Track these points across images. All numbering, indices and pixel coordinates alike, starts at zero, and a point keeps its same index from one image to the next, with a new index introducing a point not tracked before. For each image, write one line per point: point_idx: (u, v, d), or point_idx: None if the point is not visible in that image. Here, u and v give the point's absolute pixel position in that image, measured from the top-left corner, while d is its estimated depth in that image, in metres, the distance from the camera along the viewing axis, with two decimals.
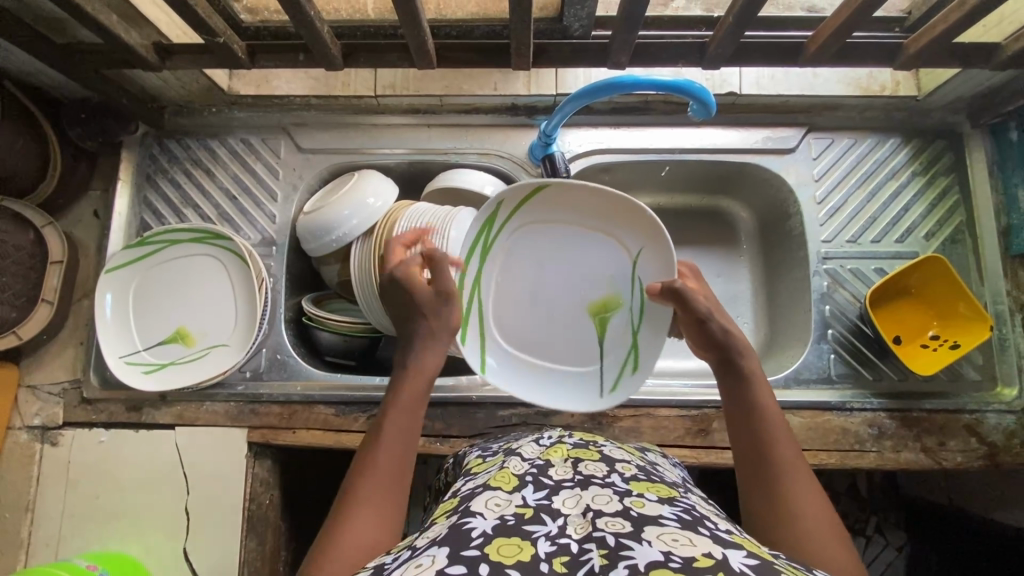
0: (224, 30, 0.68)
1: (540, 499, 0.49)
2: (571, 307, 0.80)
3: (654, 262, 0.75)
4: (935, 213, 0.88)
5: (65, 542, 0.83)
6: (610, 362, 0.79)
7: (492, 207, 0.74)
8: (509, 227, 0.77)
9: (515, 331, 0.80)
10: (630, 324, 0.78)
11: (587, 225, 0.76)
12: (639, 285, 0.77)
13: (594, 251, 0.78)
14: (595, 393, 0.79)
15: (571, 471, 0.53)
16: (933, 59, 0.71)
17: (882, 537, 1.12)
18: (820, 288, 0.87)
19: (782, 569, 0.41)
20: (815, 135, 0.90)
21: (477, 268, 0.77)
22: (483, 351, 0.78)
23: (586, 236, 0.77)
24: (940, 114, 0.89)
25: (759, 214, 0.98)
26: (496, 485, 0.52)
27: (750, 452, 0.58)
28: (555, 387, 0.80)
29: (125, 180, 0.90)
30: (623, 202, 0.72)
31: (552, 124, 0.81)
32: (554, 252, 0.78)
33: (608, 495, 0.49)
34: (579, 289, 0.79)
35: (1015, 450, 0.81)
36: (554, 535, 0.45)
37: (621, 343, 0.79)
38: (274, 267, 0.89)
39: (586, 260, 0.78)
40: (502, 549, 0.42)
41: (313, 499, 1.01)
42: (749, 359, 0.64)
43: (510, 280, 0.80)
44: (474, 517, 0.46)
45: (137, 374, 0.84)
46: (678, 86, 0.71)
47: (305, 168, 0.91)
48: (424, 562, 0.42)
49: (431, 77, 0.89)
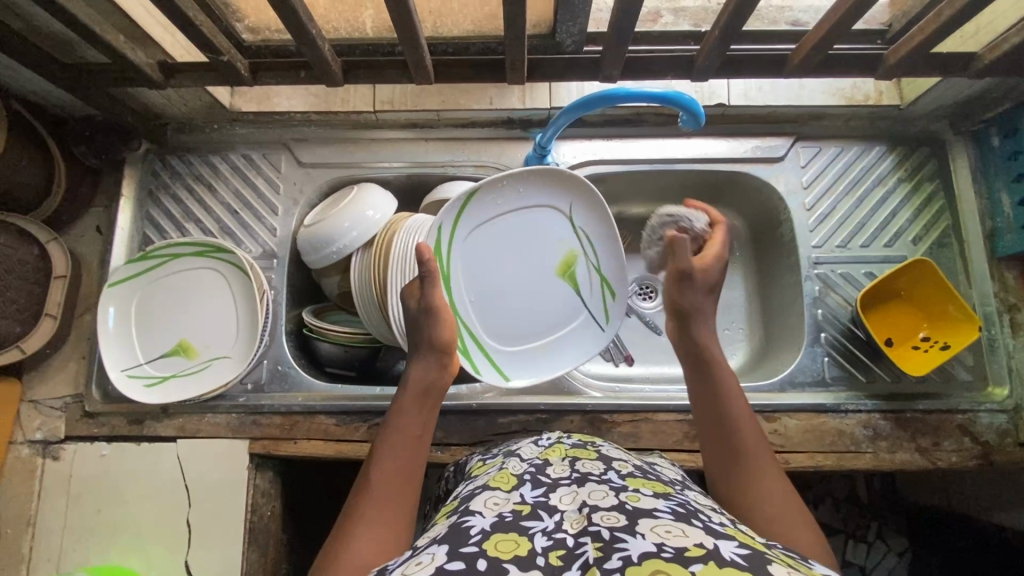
0: (228, 49, 0.71)
1: (538, 496, 0.50)
2: (543, 282, 0.84)
3: (587, 209, 0.82)
4: (922, 218, 0.90)
5: (66, 556, 0.82)
6: (593, 307, 0.86)
7: (434, 234, 0.76)
8: (457, 243, 0.78)
9: (507, 331, 0.84)
10: (592, 266, 0.85)
11: (525, 208, 0.81)
12: (585, 233, 0.84)
13: (532, 224, 0.82)
14: (597, 330, 0.86)
15: (568, 469, 0.55)
16: (912, 70, 0.74)
17: (884, 543, 1.11)
18: (812, 292, 0.89)
19: (772, 558, 0.42)
20: (803, 143, 0.92)
21: (451, 294, 0.79)
22: (494, 363, 0.83)
23: (524, 218, 0.81)
24: (923, 122, 0.92)
25: (751, 222, 1.00)
26: (495, 485, 0.53)
27: (714, 436, 0.63)
28: (568, 351, 0.86)
29: (128, 197, 0.92)
30: (537, 174, 0.78)
31: (547, 137, 0.83)
32: (508, 247, 0.82)
33: (604, 490, 0.50)
34: (541, 267, 0.84)
35: (1007, 448, 0.82)
36: (551, 530, 0.45)
37: (592, 287, 0.86)
38: (275, 280, 0.90)
39: (529, 235, 0.82)
40: (499, 545, 0.43)
41: (315, 512, 1.01)
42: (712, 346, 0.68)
43: (481, 291, 0.81)
44: (473, 516, 0.47)
45: (139, 387, 0.84)
46: (669, 98, 0.73)
47: (305, 183, 0.93)
48: (424, 560, 0.43)
49: (428, 92, 0.91)
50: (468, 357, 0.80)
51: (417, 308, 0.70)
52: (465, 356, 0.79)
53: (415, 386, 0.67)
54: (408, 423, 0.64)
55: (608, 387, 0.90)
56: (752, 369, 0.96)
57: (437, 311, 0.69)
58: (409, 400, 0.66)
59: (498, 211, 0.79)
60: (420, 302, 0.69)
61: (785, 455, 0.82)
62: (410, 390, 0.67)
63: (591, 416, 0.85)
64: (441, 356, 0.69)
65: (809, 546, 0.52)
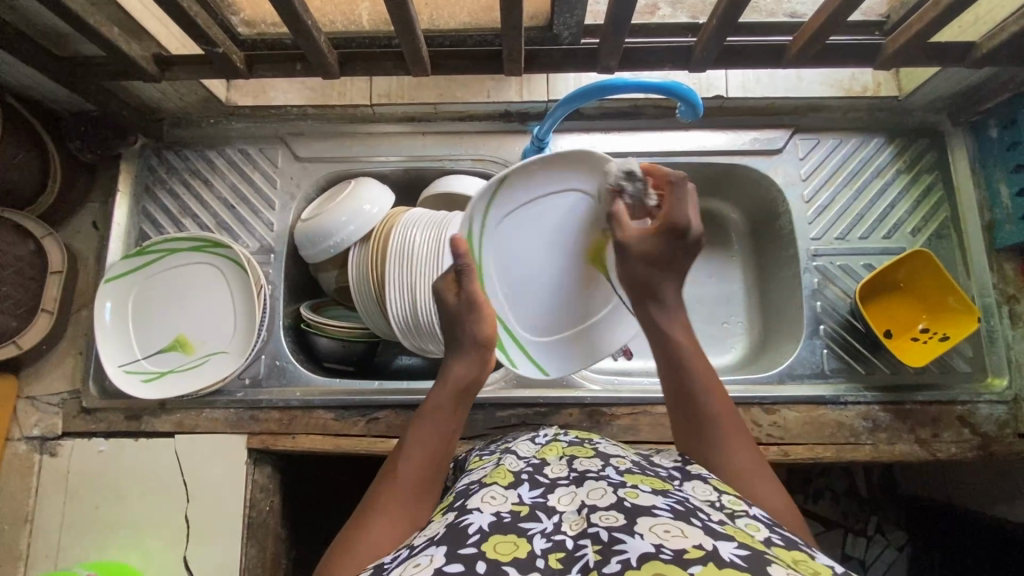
0: (223, 41, 0.70)
1: (536, 497, 0.50)
2: (575, 266, 0.82)
3: None
4: (921, 209, 0.90)
5: (64, 552, 0.82)
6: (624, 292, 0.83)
7: (465, 225, 0.73)
8: (489, 231, 0.76)
9: (542, 320, 0.83)
10: None
11: (552, 191, 0.77)
12: None
13: (560, 206, 0.78)
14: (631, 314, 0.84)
15: (566, 468, 0.55)
16: (909, 61, 0.74)
17: (883, 537, 1.11)
18: (811, 284, 0.88)
19: (772, 559, 0.41)
20: (802, 136, 0.92)
21: (485, 285, 0.78)
22: (528, 353, 0.83)
23: (552, 202, 0.78)
24: (921, 113, 0.92)
25: (750, 214, 1.00)
26: (492, 482, 0.53)
27: (686, 407, 0.63)
28: (602, 336, 0.85)
29: (124, 192, 0.91)
30: (570, 158, 0.74)
31: (545, 129, 0.83)
32: (537, 234, 0.79)
33: (602, 488, 0.49)
34: (572, 252, 0.81)
35: (1006, 439, 0.82)
36: (549, 532, 0.46)
37: None
38: (272, 274, 0.90)
39: (557, 217, 0.79)
40: (498, 547, 0.44)
41: (312, 507, 1.01)
42: (676, 320, 0.68)
43: (512, 281, 0.80)
44: (471, 514, 0.48)
45: (136, 383, 0.84)
46: (667, 88, 0.73)
47: (302, 177, 0.92)
48: (422, 561, 0.44)
49: (424, 85, 0.90)
50: (503, 350, 0.80)
51: (457, 304, 0.69)
52: (502, 350, 0.80)
53: (454, 384, 0.67)
54: (440, 421, 0.64)
55: (607, 381, 0.90)
56: (750, 361, 0.95)
57: (478, 307, 0.68)
58: (445, 398, 0.66)
59: (524, 196, 0.76)
60: (460, 296, 0.69)
61: (784, 447, 0.82)
62: (448, 388, 0.66)
63: (591, 409, 0.84)
64: (483, 353, 0.69)
65: (785, 506, 0.57)
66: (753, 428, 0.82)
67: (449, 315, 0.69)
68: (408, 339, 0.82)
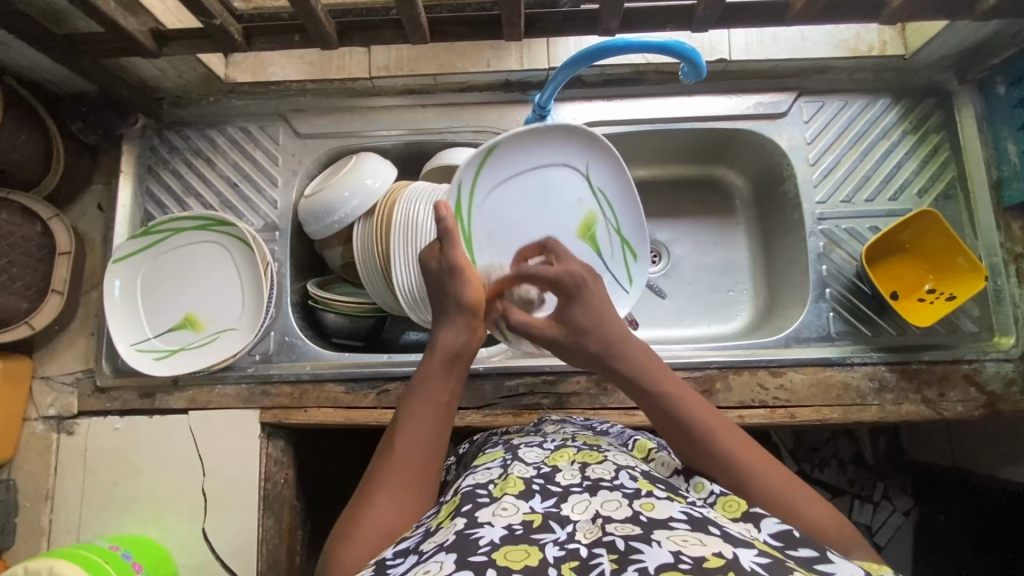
0: (221, 13, 0.69)
1: (549, 506, 0.51)
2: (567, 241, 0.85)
3: (607, 171, 0.83)
4: (928, 168, 0.89)
5: (85, 527, 0.84)
6: (616, 268, 0.88)
7: (453, 192, 0.78)
8: (477, 203, 0.80)
9: None
10: (613, 228, 0.87)
11: (563, 163, 0.82)
12: (603, 194, 0.85)
13: (557, 184, 0.83)
14: (622, 291, 0.89)
15: (579, 476, 0.55)
16: (918, 15, 0.72)
17: (889, 503, 1.13)
18: (816, 248, 0.88)
19: (793, 567, 0.42)
20: (806, 98, 0.91)
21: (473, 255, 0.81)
22: None
23: (551, 176, 0.83)
24: (928, 73, 0.90)
25: (754, 180, 1.00)
26: (502, 492, 0.53)
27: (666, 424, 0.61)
28: None
29: (127, 172, 0.91)
30: (552, 130, 0.79)
31: (545, 97, 0.82)
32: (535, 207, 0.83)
33: (617, 500, 0.50)
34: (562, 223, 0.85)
35: (1013, 397, 0.82)
36: (563, 540, 0.47)
37: (614, 249, 0.88)
38: (278, 252, 0.90)
39: (551, 196, 0.84)
40: (509, 554, 0.45)
41: (326, 481, 1.03)
42: (633, 354, 0.66)
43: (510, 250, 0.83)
44: (481, 527, 0.48)
45: (149, 361, 0.85)
46: (669, 47, 0.72)
47: (304, 154, 0.92)
48: (432, 568, 0.44)
49: (423, 56, 0.89)
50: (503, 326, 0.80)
51: (440, 268, 0.70)
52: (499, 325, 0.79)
53: (443, 354, 0.67)
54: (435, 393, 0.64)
55: None
56: (756, 327, 0.96)
57: (462, 271, 0.69)
58: (436, 367, 0.66)
59: (521, 168, 0.81)
60: (443, 262, 0.69)
61: (790, 410, 0.82)
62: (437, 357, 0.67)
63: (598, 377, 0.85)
64: (468, 320, 0.69)
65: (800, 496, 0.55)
66: (760, 390, 0.83)
67: (432, 278, 0.70)
68: (415, 312, 0.83)
